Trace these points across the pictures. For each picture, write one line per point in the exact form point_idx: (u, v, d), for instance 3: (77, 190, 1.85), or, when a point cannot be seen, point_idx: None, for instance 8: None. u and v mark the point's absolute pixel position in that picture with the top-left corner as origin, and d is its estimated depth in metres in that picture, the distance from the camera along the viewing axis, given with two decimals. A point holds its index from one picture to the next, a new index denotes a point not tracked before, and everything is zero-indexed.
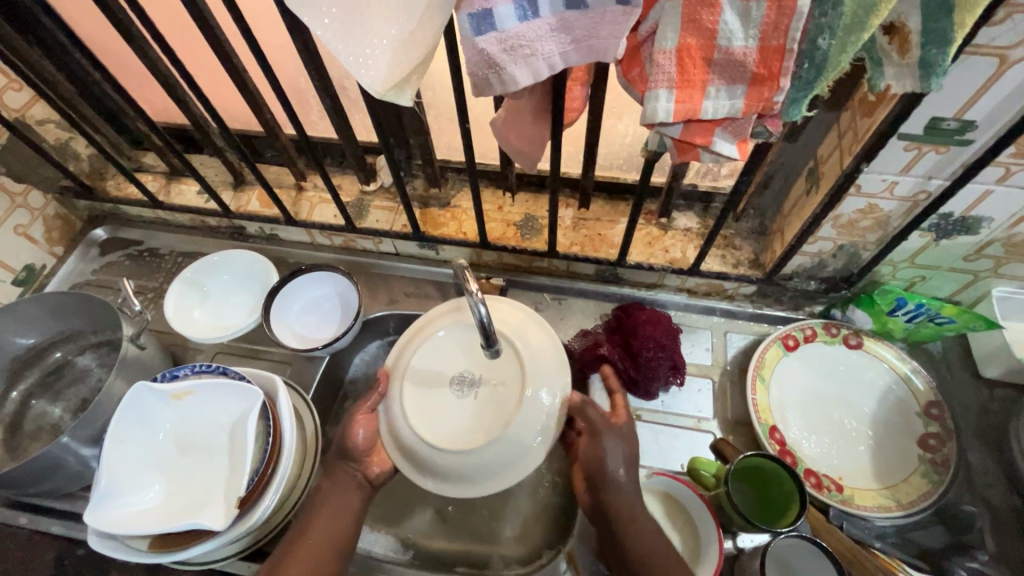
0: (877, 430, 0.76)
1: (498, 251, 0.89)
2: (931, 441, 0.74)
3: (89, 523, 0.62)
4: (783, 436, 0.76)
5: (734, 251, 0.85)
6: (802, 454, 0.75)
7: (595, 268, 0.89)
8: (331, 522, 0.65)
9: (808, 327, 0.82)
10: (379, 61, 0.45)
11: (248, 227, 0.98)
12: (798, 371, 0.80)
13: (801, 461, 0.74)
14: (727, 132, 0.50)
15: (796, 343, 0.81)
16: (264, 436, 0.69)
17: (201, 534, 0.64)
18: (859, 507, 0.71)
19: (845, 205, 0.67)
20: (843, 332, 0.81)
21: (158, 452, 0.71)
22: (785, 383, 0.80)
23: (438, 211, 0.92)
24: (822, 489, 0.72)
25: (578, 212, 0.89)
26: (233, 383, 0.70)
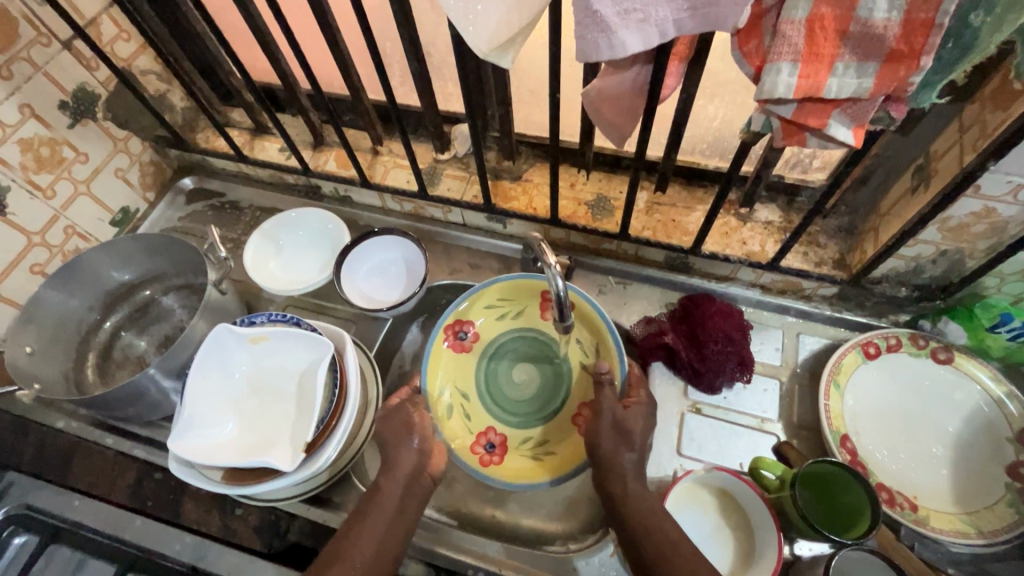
0: (959, 450, 0.71)
1: (567, 230, 0.88)
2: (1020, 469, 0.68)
3: (171, 449, 0.67)
4: (854, 447, 0.72)
5: (818, 249, 0.81)
6: (873, 466, 0.71)
7: (665, 255, 0.87)
8: (376, 498, 0.64)
9: (892, 336, 0.76)
10: (488, 18, 0.45)
11: (323, 186, 1.00)
12: (877, 380, 0.76)
13: (873, 474, 0.70)
14: (845, 115, 0.47)
15: (877, 351, 0.77)
16: (331, 388, 0.71)
17: (269, 473, 0.67)
18: (934, 529, 0.67)
19: (958, 206, 0.62)
20: (932, 345, 0.75)
21: (232, 391, 0.75)
22: (861, 393, 0.76)
23: (510, 184, 0.91)
24: (894, 506, 0.68)
25: (652, 196, 0.87)
26: (306, 334, 0.73)
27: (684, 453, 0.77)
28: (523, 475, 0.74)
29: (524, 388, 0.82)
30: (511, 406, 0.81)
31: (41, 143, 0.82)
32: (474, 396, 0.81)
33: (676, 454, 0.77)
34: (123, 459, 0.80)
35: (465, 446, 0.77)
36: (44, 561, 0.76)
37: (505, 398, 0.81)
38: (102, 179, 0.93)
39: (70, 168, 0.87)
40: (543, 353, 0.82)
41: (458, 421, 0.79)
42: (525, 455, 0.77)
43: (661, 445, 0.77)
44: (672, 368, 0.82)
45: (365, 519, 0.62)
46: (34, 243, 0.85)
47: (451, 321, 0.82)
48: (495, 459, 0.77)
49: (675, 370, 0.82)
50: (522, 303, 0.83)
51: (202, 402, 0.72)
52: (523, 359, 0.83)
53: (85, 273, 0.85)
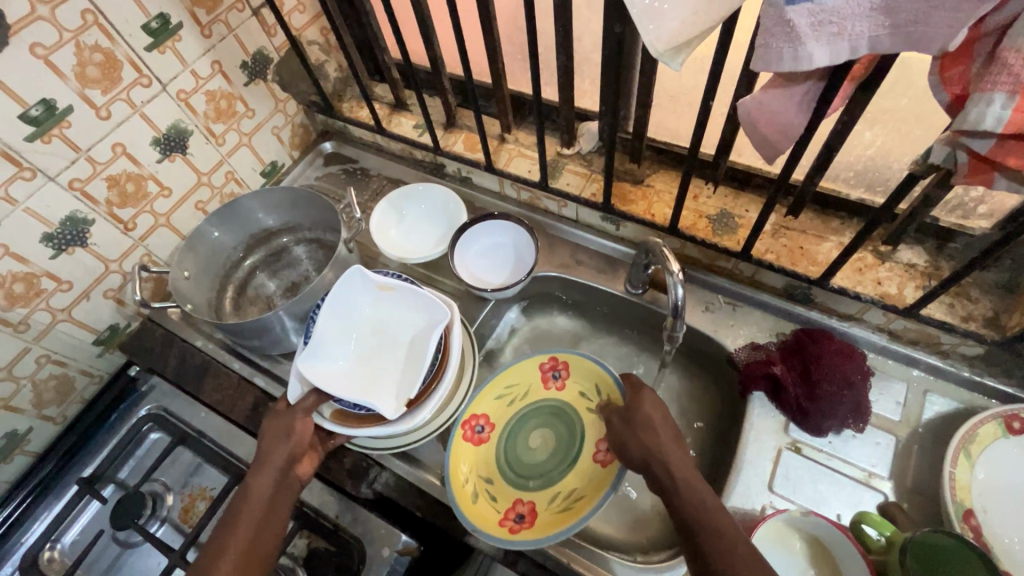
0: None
1: (683, 240, 0.86)
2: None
3: (295, 364, 0.75)
4: (979, 525, 0.65)
5: (966, 302, 0.74)
6: (997, 550, 0.64)
7: (785, 282, 0.83)
8: (245, 500, 0.65)
9: None
10: (672, 19, 0.45)
11: (447, 165, 1.05)
12: (1016, 458, 0.68)
13: (997, 559, 0.63)
14: None
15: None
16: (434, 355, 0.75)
17: (368, 419, 0.73)
18: None
19: None
20: None
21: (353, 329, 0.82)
22: (996, 469, 0.68)
23: (630, 186, 0.91)
24: None
25: (781, 219, 0.83)
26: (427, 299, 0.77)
27: (776, 490, 0.73)
28: (555, 522, 0.74)
29: (538, 451, 0.84)
30: (523, 470, 0.82)
31: (221, 95, 0.93)
32: (498, 478, 0.81)
33: (766, 490, 0.73)
34: (245, 384, 0.89)
35: (494, 522, 0.75)
36: (170, 459, 0.87)
37: (524, 467, 0.82)
38: (261, 134, 1.03)
39: (239, 121, 0.98)
40: (557, 415, 0.85)
41: (483, 502, 0.77)
42: (551, 509, 0.76)
43: (752, 478, 0.74)
44: (774, 400, 0.78)
45: (239, 519, 0.64)
46: (201, 183, 0.96)
47: (468, 417, 0.82)
48: (526, 525, 0.75)
49: (777, 404, 0.77)
50: (526, 383, 0.86)
51: (328, 330, 0.80)
52: (539, 426, 0.85)
53: (237, 214, 0.95)
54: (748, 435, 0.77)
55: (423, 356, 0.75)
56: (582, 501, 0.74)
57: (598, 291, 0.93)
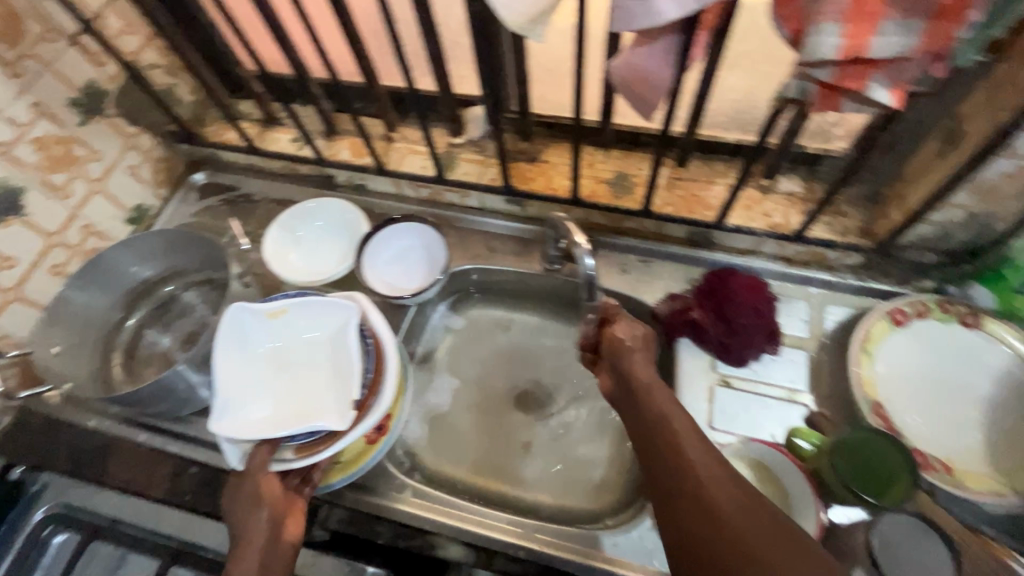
0: (991, 415, 0.72)
1: (588, 209, 0.88)
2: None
3: (217, 429, 0.68)
4: (888, 412, 0.72)
5: (841, 218, 0.82)
6: (906, 430, 0.72)
7: (687, 230, 0.87)
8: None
9: (920, 303, 0.76)
10: None
11: (337, 176, 0.99)
12: (906, 346, 0.76)
13: (907, 438, 0.71)
14: (886, 76, 0.46)
15: (907, 319, 0.77)
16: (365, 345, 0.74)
17: (328, 435, 0.69)
18: (972, 491, 0.66)
19: (990, 167, 0.62)
20: (960, 310, 0.75)
21: (262, 367, 0.76)
22: (891, 359, 0.76)
23: (527, 165, 0.91)
24: (931, 470, 0.68)
25: (673, 171, 0.87)
26: (327, 300, 0.76)
27: (716, 427, 0.77)
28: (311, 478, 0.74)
29: None
30: None
31: (54, 141, 0.81)
32: None
33: (708, 428, 0.77)
34: (157, 456, 0.80)
35: None
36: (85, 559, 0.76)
37: None
38: (115, 177, 0.92)
39: (84, 167, 0.86)
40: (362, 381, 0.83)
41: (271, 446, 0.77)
42: None
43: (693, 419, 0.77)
44: (699, 343, 0.82)
45: None
46: (53, 244, 0.84)
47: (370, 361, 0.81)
48: None
49: (702, 345, 0.82)
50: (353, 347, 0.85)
51: (235, 380, 0.73)
52: None
53: (106, 270, 0.85)
54: (682, 381, 0.81)
55: (350, 358, 0.73)
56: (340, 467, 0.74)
57: (517, 275, 0.93)
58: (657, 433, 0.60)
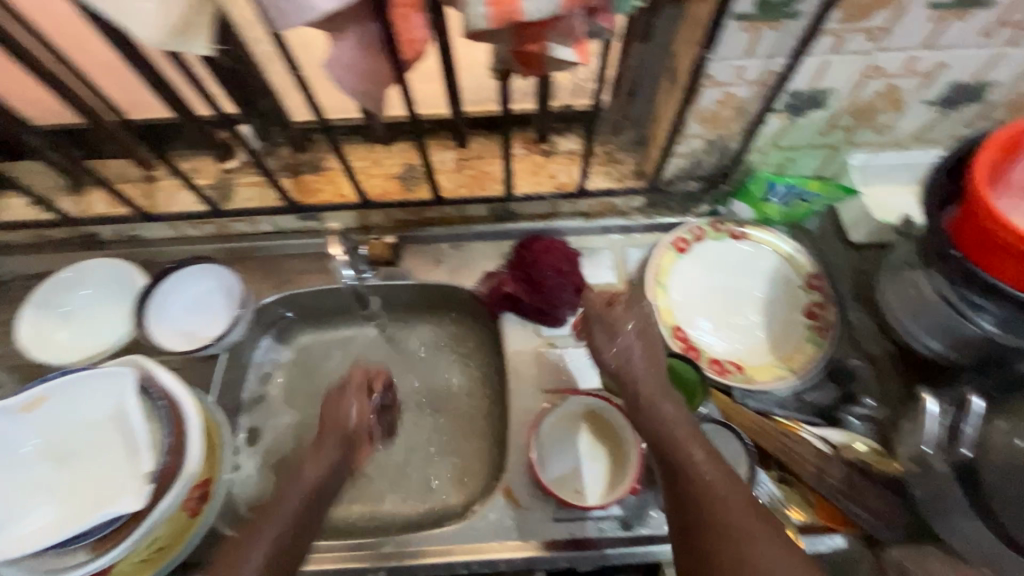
0: (768, 312, 0.81)
1: (384, 208, 0.86)
2: (815, 310, 0.80)
3: None
4: (686, 333, 0.79)
5: (617, 165, 0.87)
6: (706, 345, 0.79)
7: (487, 207, 0.88)
8: None
9: (696, 228, 0.84)
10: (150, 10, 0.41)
11: (100, 232, 0.87)
12: (692, 270, 0.83)
13: (705, 352, 0.78)
14: (559, 35, 0.48)
15: (688, 244, 0.84)
16: (156, 409, 0.66)
17: (129, 521, 0.61)
18: (760, 383, 0.75)
19: (704, 97, 0.68)
20: (728, 226, 0.85)
21: (38, 469, 0.66)
22: (683, 285, 0.82)
23: (311, 176, 0.86)
24: (725, 374, 0.76)
25: (458, 153, 0.87)
26: (96, 371, 0.66)
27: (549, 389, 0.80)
28: None
29: None
30: None
31: None
32: None
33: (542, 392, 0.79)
34: None
35: None
36: None
37: None
38: None
39: None
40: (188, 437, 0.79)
41: None
42: None
43: (527, 387, 0.79)
44: (520, 313, 0.83)
45: None
46: None
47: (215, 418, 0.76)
48: None
49: (523, 315, 0.84)
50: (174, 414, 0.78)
51: (3, 497, 0.63)
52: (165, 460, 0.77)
53: None
54: (511, 354, 0.82)
55: (136, 429, 0.65)
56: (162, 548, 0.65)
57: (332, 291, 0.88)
58: (659, 450, 0.54)
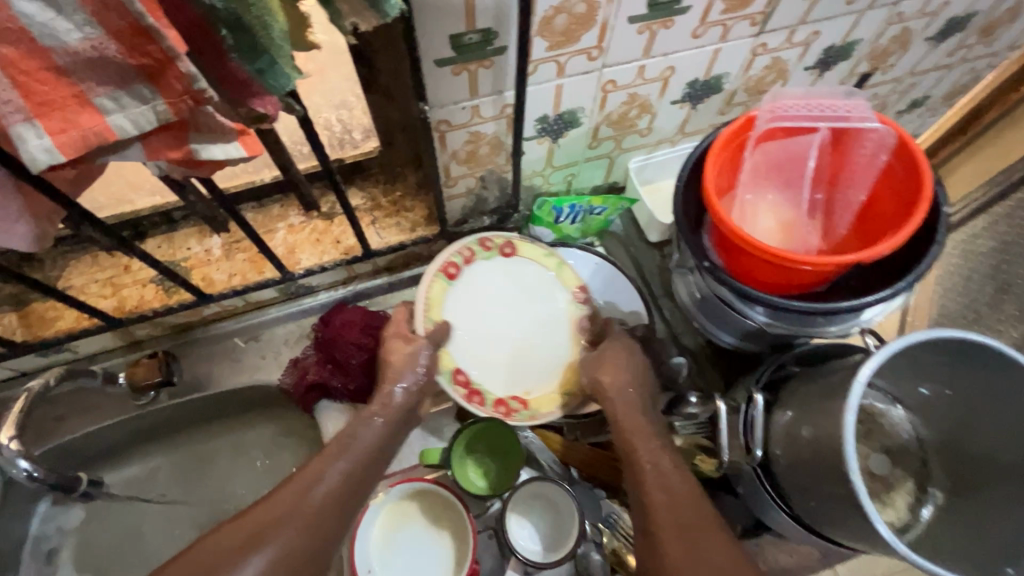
0: (558, 330, 0.72)
1: (147, 321, 0.73)
2: (585, 322, 0.73)
3: None
4: (468, 376, 0.68)
5: (406, 213, 0.81)
6: (488, 385, 0.69)
7: (275, 289, 0.78)
8: None
9: (465, 248, 0.71)
10: None
11: None
12: (466, 298, 0.70)
13: (488, 394, 0.68)
14: (204, 132, 0.40)
15: (459, 268, 0.70)
16: None
17: None
18: (544, 417, 0.69)
19: (451, 141, 0.63)
20: (497, 241, 0.72)
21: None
22: (458, 318, 0.69)
23: (45, 304, 0.72)
24: (511, 415, 0.68)
25: (224, 237, 0.76)
26: None
27: (384, 474, 0.74)
28: None
29: None
30: None
31: None
32: None
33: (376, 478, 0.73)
34: None
35: None
36: None
37: None
38: None
39: None
40: None
41: None
42: None
43: None
44: (335, 399, 0.75)
45: None
46: None
47: None
48: None
49: (338, 400, 0.75)
50: None
51: None
52: None
53: None
54: None
55: None
56: None
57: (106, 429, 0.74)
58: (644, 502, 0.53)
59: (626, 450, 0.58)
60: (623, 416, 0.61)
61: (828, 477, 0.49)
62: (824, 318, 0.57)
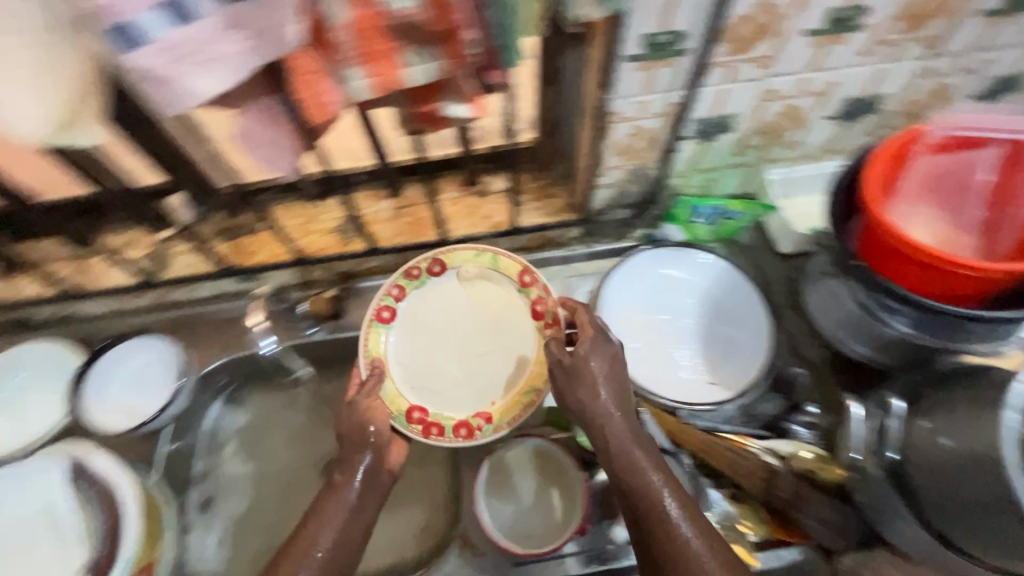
0: (487, 350, 0.79)
1: (325, 263, 0.86)
2: (540, 306, 0.77)
3: None
4: (422, 411, 0.75)
5: (550, 199, 0.89)
6: (447, 411, 0.76)
7: (427, 252, 0.88)
8: None
9: (392, 288, 0.79)
10: (25, 110, 0.41)
11: (35, 314, 0.85)
12: (409, 337, 0.79)
13: (440, 418, 0.75)
14: (451, 94, 0.50)
15: (392, 311, 0.78)
16: (90, 492, 0.65)
17: None
18: (506, 425, 0.73)
19: (616, 132, 0.70)
20: (422, 267, 0.79)
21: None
22: (421, 355, 0.78)
23: (250, 238, 0.87)
24: (474, 434, 0.74)
25: (393, 201, 0.88)
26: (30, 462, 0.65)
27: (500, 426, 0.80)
28: None
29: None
30: None
31: None
32: None
33: (494, 431, 0.80)
34: None
35: None
36: None
37: None
38: None
39: None
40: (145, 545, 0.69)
41: None
42: None
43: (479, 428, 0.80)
44: None
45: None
46: None
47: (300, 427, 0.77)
48: None
49: None
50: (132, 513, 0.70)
51: None
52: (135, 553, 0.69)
53: None
54: None
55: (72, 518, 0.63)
56: None
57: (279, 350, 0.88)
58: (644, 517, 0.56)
59: (625, 462, 0.59)
60: (612, 437, 0.60)
61: (982, 477, 0.48)
62: (979, 332, 0.58)
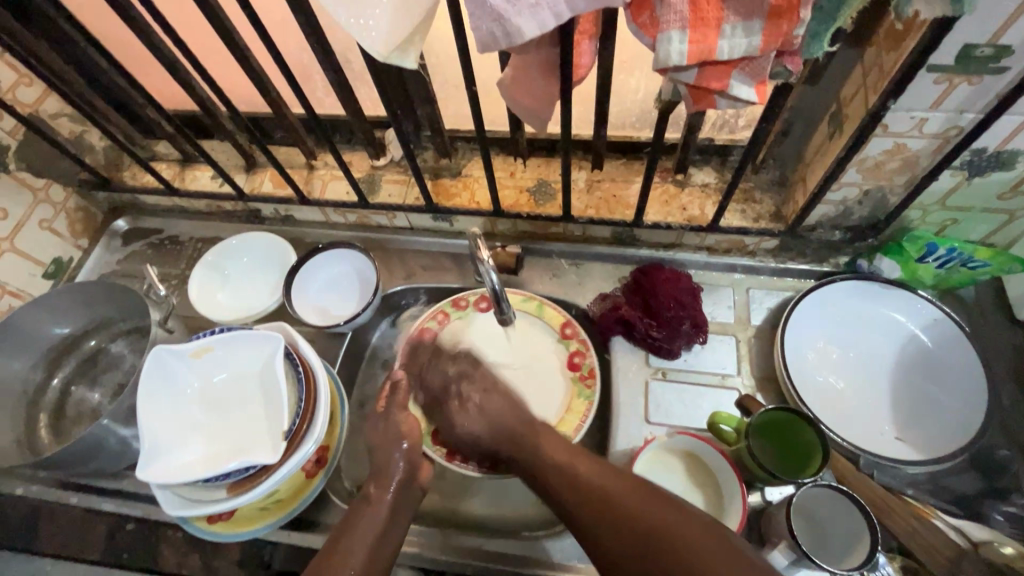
0: None
1: (512, 220, 0.89)
2: (577, 360, 0.82)
3: (143, 474, 0.66)
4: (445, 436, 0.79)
5: (754, 204, 0.84)
6: None
7: (611, 230, 0.88)
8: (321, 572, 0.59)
9: (438, 314, 0.87)
10: (380, 23, 0.46)
11: (262, 209, 0.98)
12: None
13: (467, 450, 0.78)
14: (745, 73, 0.48)
15: (432, 333, 0.85)
16: (295, 371, 0.72)
17: (261, 474, 0.67)
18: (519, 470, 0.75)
19: (871, 146, 0.65)
20: (472, 299, 0.87)
21: (192, 413, 0.74)
22: None
23: (451, 181, 0.91)
24: (489, 469, 0.76)
25: (591, 174, 0.89)
26: (253, 334, 0.74)
27: (652, 420, 0.79)
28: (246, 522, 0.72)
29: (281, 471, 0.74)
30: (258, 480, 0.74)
31: None
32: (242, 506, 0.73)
33: (645, 422, 0.79)
34: (91, 515, 0.78)
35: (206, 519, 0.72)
36: None
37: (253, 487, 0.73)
38: (26, 233, 0.88)
39: None
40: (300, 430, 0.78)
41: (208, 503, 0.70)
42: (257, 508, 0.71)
43: (631, 415, 0.79)
44: (632, 339, 0.83)
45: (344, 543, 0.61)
46: None
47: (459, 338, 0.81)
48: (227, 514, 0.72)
49: (635, 341, 0.83)
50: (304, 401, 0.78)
51: (162, 426, 0.71)
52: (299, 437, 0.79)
53: (19, 333, 0.82)
54: (619, 380, 0.82)
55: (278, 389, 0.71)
56: (282, 504, 0.72)
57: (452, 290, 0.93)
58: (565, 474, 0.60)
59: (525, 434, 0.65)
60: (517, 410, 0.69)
61: None
62: None
